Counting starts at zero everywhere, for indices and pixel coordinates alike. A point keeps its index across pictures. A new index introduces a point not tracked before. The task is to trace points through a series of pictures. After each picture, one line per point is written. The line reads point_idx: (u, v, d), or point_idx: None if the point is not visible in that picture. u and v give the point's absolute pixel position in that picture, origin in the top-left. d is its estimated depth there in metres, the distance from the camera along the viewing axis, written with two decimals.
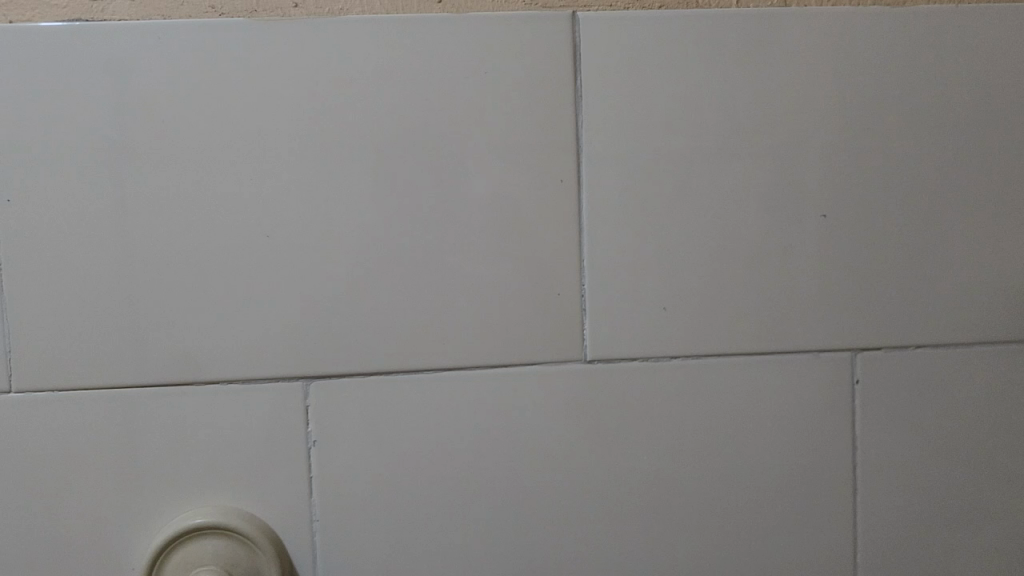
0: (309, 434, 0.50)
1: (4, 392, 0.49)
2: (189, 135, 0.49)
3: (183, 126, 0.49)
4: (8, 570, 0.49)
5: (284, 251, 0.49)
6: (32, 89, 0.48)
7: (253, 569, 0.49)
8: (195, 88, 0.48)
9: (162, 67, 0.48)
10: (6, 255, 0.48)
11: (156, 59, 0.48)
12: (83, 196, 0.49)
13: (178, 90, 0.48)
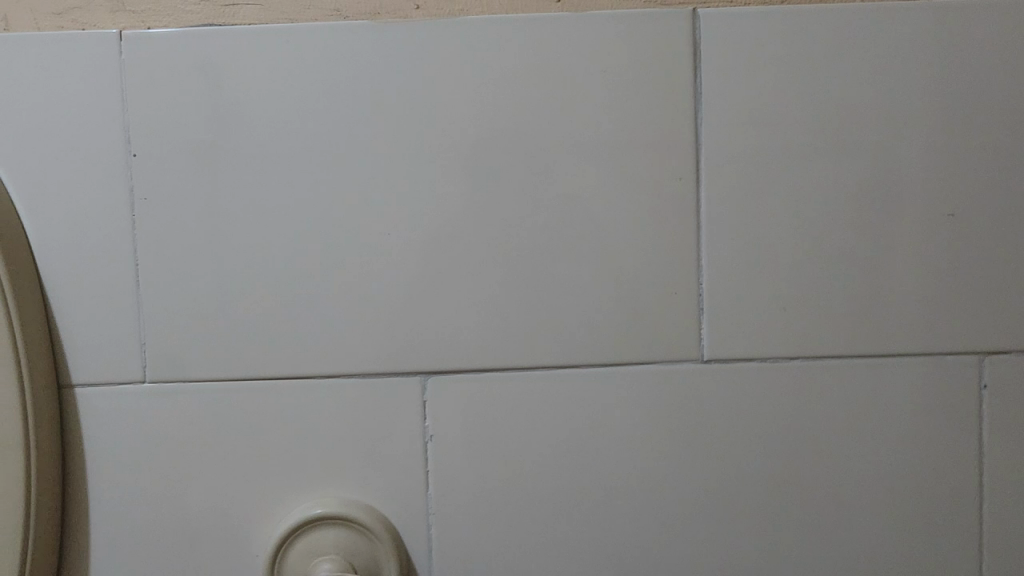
0: (427, 428, 0.51)
1: (138, 383, 0.50)
2: (313, 138, 0.50)
3: (308, 129, 0.50)
4: (141, 552, 0.51)
5: (401, 248, 0.50)
6: (164, 91, 0.49)
7: (371, 559, 0.50)
8: (320, 92, 0.49)
9: (289, 71, 0.49)
10: (139, 251, 0.50)
11: (283, 62, 0.49)
12: (209, 197, 0.50)
13: (304, 93, 0.49)
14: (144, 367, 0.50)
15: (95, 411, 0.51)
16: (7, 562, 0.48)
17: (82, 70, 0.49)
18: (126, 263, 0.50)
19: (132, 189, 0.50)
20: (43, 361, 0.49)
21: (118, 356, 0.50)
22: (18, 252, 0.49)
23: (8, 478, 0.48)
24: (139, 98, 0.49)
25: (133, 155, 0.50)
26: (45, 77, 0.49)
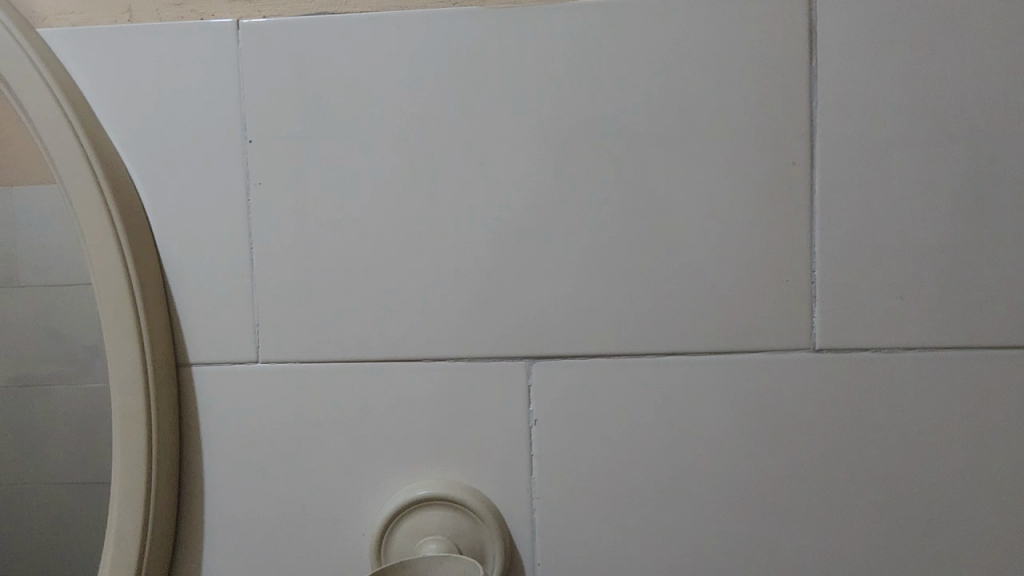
0: (531, 413, 0.51)
1: (252, 363, 0.52)
2: (421, 123, 0.50)
3: (416, 115, 0.50)
4: (252, 526, 0.52)
5: (508, 232, 0.50)
6: (279, 80, 0.51)
7: (476, 540, 0.51)
8: (428, 78, 0.50)
9: (400, 58, 0.50)
10: (254, 235, 0.51)
11: (393, 49, 0.50)
12: (321, 182, 0.51)
13: (412, 80, 0.50)
14: (257, 347, 0.52)
15: (210, 391, 0.52)
16: (130, 535, 0.50)
17: (203, 60, 0.51)
18: (241, 247, 0.52)
19: (247, 175, 0.51)
20: (164, 340, 0.51)
21: (232, 337, 0.52)
22: (141, 235, 0.51)
23: (131, 453, 0.49)
24: (255, 86, 0.51)
25: (249, 141, 0.51)
26: (167, 67, 0.51)
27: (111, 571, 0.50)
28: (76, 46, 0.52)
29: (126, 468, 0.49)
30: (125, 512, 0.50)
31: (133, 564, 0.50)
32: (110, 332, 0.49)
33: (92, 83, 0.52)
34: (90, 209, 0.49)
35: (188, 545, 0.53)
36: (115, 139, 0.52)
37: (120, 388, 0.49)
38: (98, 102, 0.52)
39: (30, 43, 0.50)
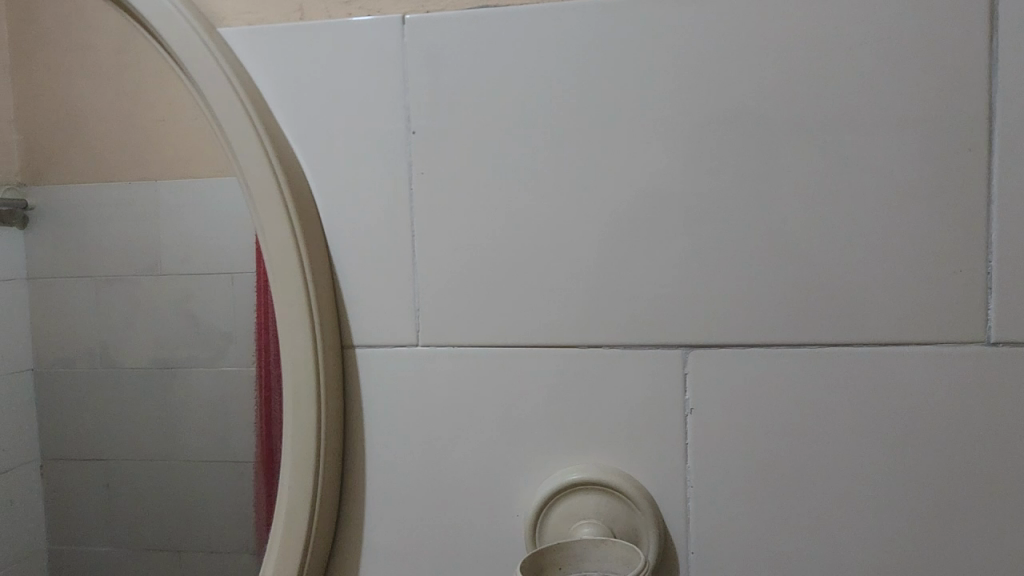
0: (687, 401, 0.51)
1: (413, 347, 0.54)
2: (580, 113, 0.51)
3: (576, 104, 0.51)
4: (411, 504, 0.55)
5: (666, 221, 0.51)
6: (443, 72, 0.52)
7: (631, 526, 0.51)
8: (587, 67, 0.51)
9: (559, 48, 0.51)
10: (414, 221, 0.53)
11: (553, 38, 0.51)
12: (480, 171, 0.52)
13: (571, 69, 0.51)
14: (417, 332, 0.54)
15: (372, 372, 0.55)
16: (299, 510, 0.52)
17: (370, 54, 0.53)
18: (404, 233, 0.53)
19: (411, 164, 0.53)
20: (331, 322, 0.54)
21: (394, 321, 0.54)
22: (310, 221, 0.53)
23: (301, 428, 0.52)
24: (419, 79, 0.52)
25: (413, 133, 0.53)
26: (336, 62, 0.53)
27: (282, 539, 0.53)
28: (252, 44, 0.55)
29: (297, 442, 0.52)
30: (295, 488, 0.52)
31: (303, 534, 0.52)
32: (283, 313, 0.52)
33: (268, 79, 0.55)
34: (266, 199, 0.52)
35: (351, 517, 0.56)
36: (287, 132, 0.55)
37: (293, 368, 0.52)
38: (273, 97, 0.55)
39: (212, 40, 0.53)
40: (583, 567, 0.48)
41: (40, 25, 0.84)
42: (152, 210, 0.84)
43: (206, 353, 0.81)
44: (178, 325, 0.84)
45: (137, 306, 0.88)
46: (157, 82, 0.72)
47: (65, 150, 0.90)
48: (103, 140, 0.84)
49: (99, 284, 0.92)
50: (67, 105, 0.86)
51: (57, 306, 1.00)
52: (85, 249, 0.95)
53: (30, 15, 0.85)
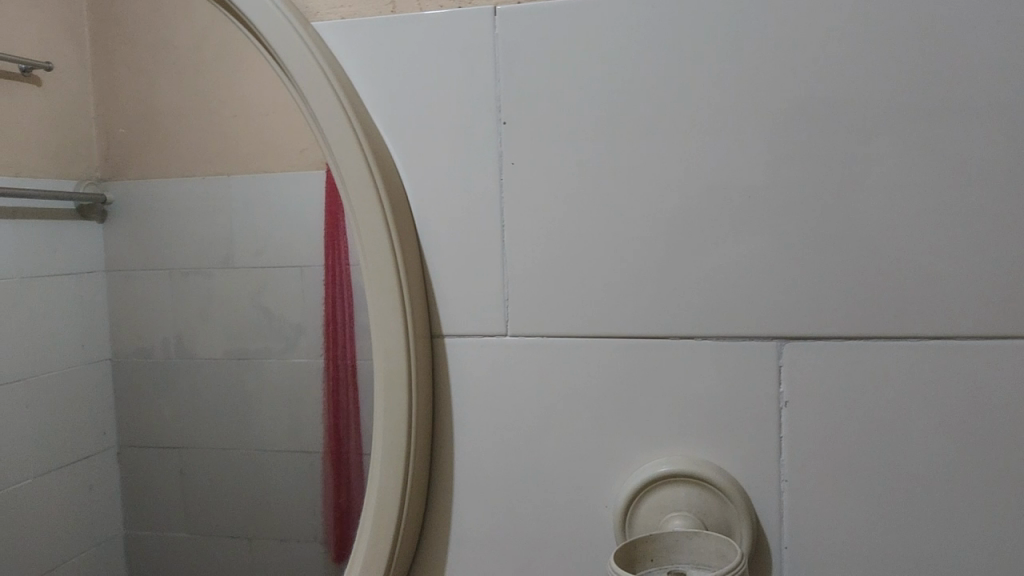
0: (781, 394, 0.50)
1: (502, 336, 0.54)
2: (673, 101, 0.51)
3: (669, 93, 0.51)
4: (499, 493, 0.55)
5: (760, 212, 0.50)
6: (535, 62, 0.52)
7: (723, 520, 0.51)
8: (681, 56, 0.50)
9: (651, 35, 0.51)
10: (504, 211, 0.54)
11: (646, 27, 0.51)
12: (570, 160, 0.52)
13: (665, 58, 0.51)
14: (506, 322, 0.54)
15: (461, 362, 0.55)
16: (390, 495, 0.53)
17: (461, 45, 0.53)
18: (493, 223, 0.54)
19: (501, 154, 0.53)
20: (421, 311, 0.54)
21: (483, 310, 0.54)
22: (402, 211, 0.54)
23: (393, 415, 0.53)
24: (511, 69, 0.53)
25: (503, 123, 0.53)
26: (428, 54, 0.54)
27: (373, 524, 0.53)
28: (346, 37, 0.56)
29: (389, 429, 0.53)
30: (386, 473, 0.53)
31: (393, 520, 0.53)
32: (376, 302, 0.53)
33: (362, 71, 0.56)
34: (360, 188, 0.53)
35: (439, 505, 0.56)
36: (379, 123, 0.55)
37: (386, 354, 0.53)
38: (367, 89, 0.55)
39: (307, 33, 0.54)
40: (675, 559, 0.48)
41: (117, 19, 0.85)
42: (207, 200, 0.82)
43: (265, 345, 0.79)
44: (236, 317, 0.82)
45: (189, 299, 0.86)
46: (241, 75, 0.73)
47: (125, 142, 0.89)
48: (168, 135, 0.84)
49: (148, 275, 0.90)
50: (134, 99, 0.87)
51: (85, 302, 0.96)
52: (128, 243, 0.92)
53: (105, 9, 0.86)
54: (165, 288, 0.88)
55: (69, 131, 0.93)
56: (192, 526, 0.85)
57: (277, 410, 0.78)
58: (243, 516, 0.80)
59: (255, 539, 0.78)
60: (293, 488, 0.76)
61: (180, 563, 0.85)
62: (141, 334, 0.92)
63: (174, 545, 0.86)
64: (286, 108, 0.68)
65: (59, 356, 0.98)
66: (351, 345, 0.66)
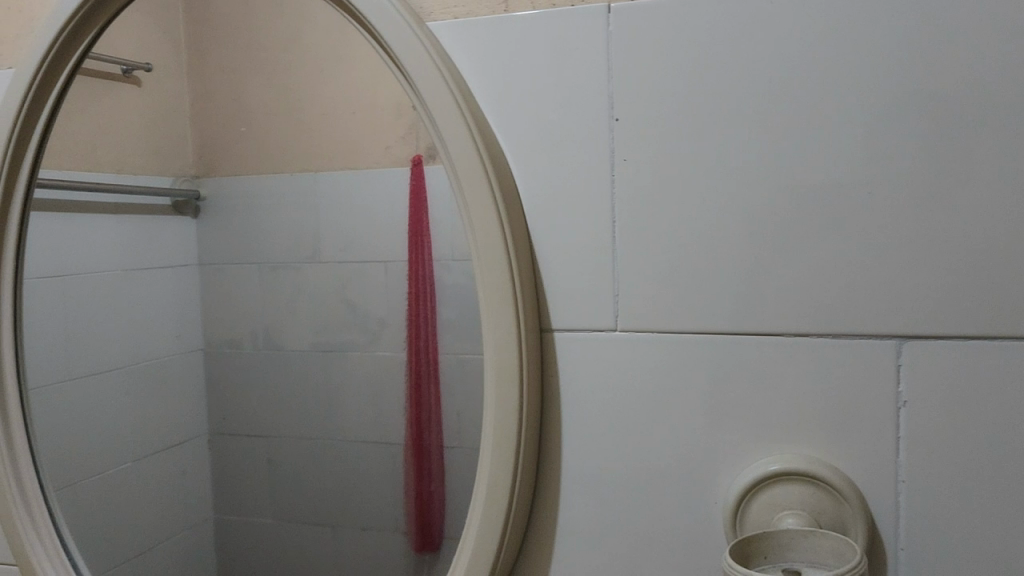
0: (899, 393, 0.50)
1: (611, 331, 0.55)
2: (796, 96, 0.50)
3: (791, 87, 0.50)
4: (608, 487, 0.55)
5: (882, 209, 0.49)
6: (651, 58, 0.53)
7: (839, 520, 0.50)
8: (808, 49, 0.50)
9: (776, 28, 0.50)
10: (615, 207, 0.54)
11: (771, 21, 0.50)
12: (684, 157, 0.52)
13: (792, 52, 0.50)
14: (616, 317, 0.54)
15: (571, 356, 0.56)
16: (501, 485, 0.54)
17: (575, 42, 0.54)
18: (603, 219, 0.54)
19: (614, 150, 0.54)
20: (532, 305, 0.55)
21: (592, 305, 0.55)
22: (514, 207, 0.55)
23: (504, 407, 0.54)
24: (625, 65, 0.53)
25: (616, 119, 0.54)
26: (541, 52, 0.55)
27: (484, 513, 0.55)
28: (462, 36, 0.57)
29: (499, 420, 0.54)
30: (497, 464, 0.54)
31: (504, 510, 0.54)
32: (489, 295, 0.54)
33: (476, 70, 0.57)
34: (474, 184, 0.54)
35: (547, 497, 0.57)
36: (492, 121, 0.57)
37: (497, 346, 0.54)
38: (481, 88, 0.57)
39: (424, 34, 0.55)
40: (790, 556, 0.48)
41: (207, 14, 0.77)
42: (283, 193, 0.78)
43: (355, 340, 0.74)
44: (324, 312, 0.77)
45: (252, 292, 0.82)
46: (327, 69, 0.70)
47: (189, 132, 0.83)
48: (257, 130, 0.79)
49: (221, 270, 0.84)
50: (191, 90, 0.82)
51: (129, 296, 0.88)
52: (217, 236, 0.84)
53: (200, 5, 0.77)
54: (253, 283, 0.82)
55: (164, 128, 0.85)
56: (277, 511, 0.79)
57: (355, 400, 0.74)
58: (333, 505, 0.75)
59: (343, 525, 0.74)
60: (384, 477, 0.72)
61: (263, 553, 0.79)
62: (230, 329, 0.84)
63: (254, 532, 0.80)
64: (379, 105, 0.66)
65: (147, 349, 0.88)
66: (433, 340, 0.66)
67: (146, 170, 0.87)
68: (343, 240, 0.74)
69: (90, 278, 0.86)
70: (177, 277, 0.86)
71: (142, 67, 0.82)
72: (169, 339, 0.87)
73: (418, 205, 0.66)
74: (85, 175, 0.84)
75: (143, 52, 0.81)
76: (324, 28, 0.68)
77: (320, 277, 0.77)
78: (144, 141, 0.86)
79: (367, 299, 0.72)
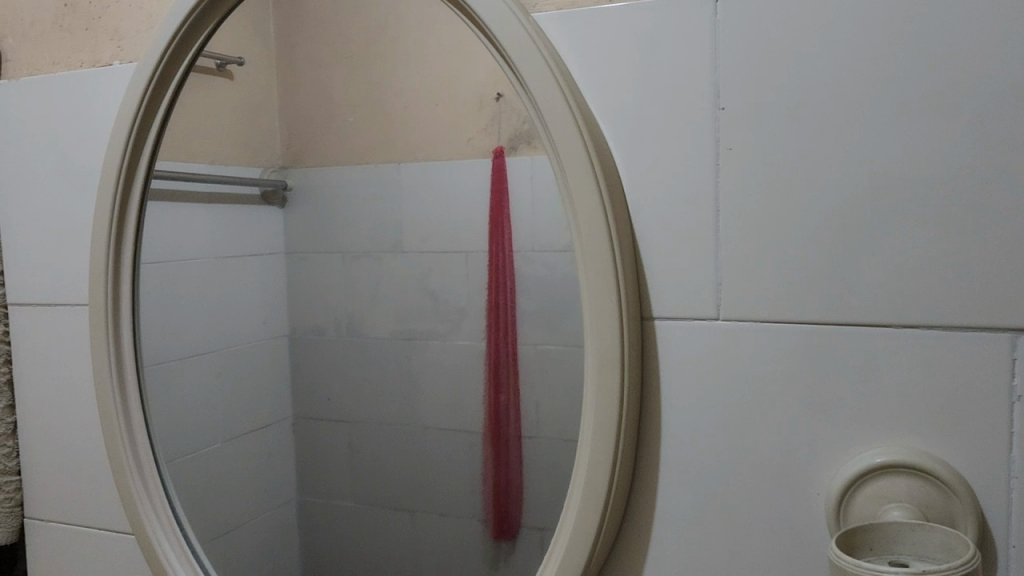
0: (1014, 387, 0.48)
1: (713, 320, 0.55)
2: (920, 86, 0.49)
3: (915, 77, 0.49)
4: (707, 474, 0.56)
5: (998, 199, 0.48)
6: (760, 47, 0.52)
7: (948, 515, 0.50)
8: (935, 37, 0.49)
9: (902, 17, 0.49)
10: (719, 196, 0.54)
11: (896, 8, 0.49)
12: (791, 147, 0.52)
13: (911, 38, 0.49)
14: (718, 306, 0.55)
15: (671, 344, 0.56)
16: (600, 469, 0.55)
17: (682, 32, 0.54)
18: (707, 208, 0.54)
19: (719, 140, 0.54)
20: (634, 293, 0.56)
21: (694, 293, 0.55)
22: (617, 195, 0.56)
23: (606, 393, 0.54)
24: (733, 55, 0.53)
25: (722, 109, 0.54)
26: (647, 43, 0.55)
27: (583, 496, 0.56)
28: (565, 28, 0.58)
29: (600, 405, 0.55)
30: (597, 449, 0.55)
31: (603, 494, 0.55)
32: (590, 282, 0.55)
33: (578, 62, 0.58)
34: (578, 172, 0.54)
35: (645, 483, 0.58)
36: (595, 112, 0.57)
37: (599, 333, 0.55)
38: (584, 77, 0.58)
39: (530, 26, 0.57)
40: (898, 550, 0.47)
41: (298, 9, 0.75)
42: (362, 184, 0.76)
43: (436, 331, 0.72)
44: (406, 302, 0.74)
45: (317, 282, 0.80)
46: (416, 57, 0.70)
47: (254, 122, 0.80)
48: (338, 123, 0.76)
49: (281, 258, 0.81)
50: (264, 80, 0.79)
51: (184, 287, 0.83)
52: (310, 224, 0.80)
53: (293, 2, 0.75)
54: (339, 271, 0.78)
55: (246, 119, 0.80)
56: (362, 495, 0.76)
57: (444, 387, 0.72)
58: (424, 493, 0.73)
59: (422, 511, 0.72)
60: (468, 465, 0.70)
61: (352, 540, 0.76)
62: (315, 317, 0.80)
63: (332, 515, 0.78)
64: (461, 95, 0.67)
65: (232, 338, 0.83)
66: (512, 330, 0.66)
67: (236, 162, 0.82)
68: (421, 230, 0.72)
69: (186, 265, 0.83)
70: (245, 265, 0.83)
71: (235, 62, 0.78)
72: (251, 326, 0.82)
73: (498, 193, 0.66)
74: (179, 166, 0.81)
75: (238, 44, 0.77)
76: (419, 16, 0.68)
77: (411, 265, 0.74)
78: (230, 136, 0.81)
79: (444, 288, 0.71)
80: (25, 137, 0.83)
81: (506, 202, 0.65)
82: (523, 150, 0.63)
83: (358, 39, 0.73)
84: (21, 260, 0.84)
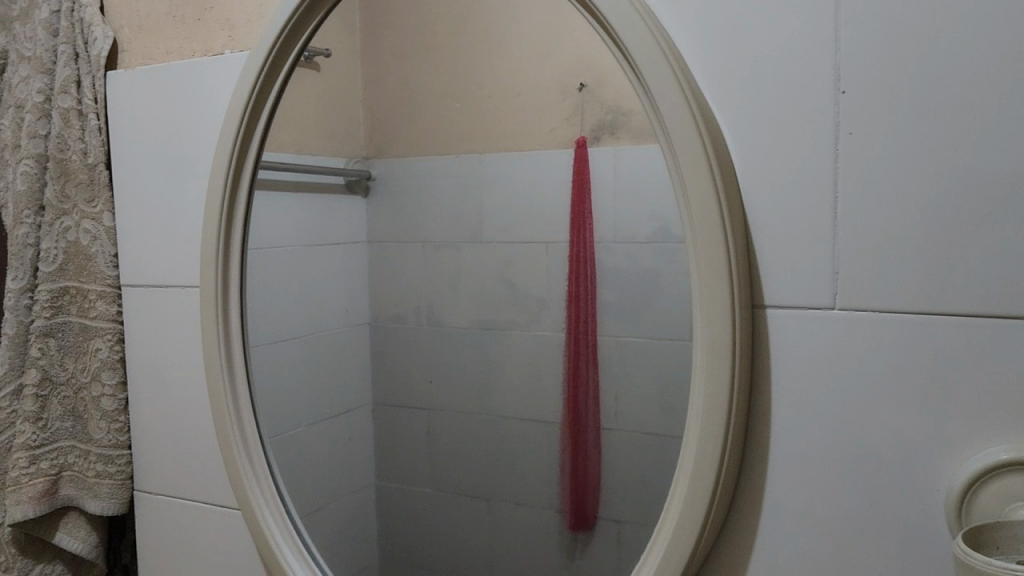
0: None
1: (830, 309, 0.54)
2: None
3: None
4: (819, 465, 0.55)
5: None
6: (884, 29, 0.51)
7: None
8: None
9: None
10: (838, 181, 0.53)
11: None
12: (916, 131, 0.51)
13: None
14: (835, 294, 0.54)
15: (782, 332, 0.55)
16: (710, 457, 0.54)
17: (803, 15, 0.53)
18: (825, 194, 0.53)
19: (839, 124, 0.53)
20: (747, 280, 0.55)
21: (809, 281, 0.54)
22: (731, 181, 0.55)
23: (715, 380, 0.54)
24: (855, 37, 0.52)
25: (842, 92, 0.53)
26: (764, 27, 0.54)
27: (691, 483, 0.55)
28: (677, 14, 0.58)
29: (711, 391, 0.54)
30: (706, 437, 0.54)
31: (711, 482, 0.54)
32: (702, 268, 0.54)
33: (691, 47, 0.57)
34: (691, 157, 0.54)
35: (754, 473, 0.57)
36: (708, 96, 0.57)
37: (710, 319, 0.54)
38: (698, 62, 0.57)
39: (647, 13, 0.57)
40: None
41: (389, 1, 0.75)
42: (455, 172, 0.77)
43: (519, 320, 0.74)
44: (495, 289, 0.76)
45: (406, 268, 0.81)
46: (512, 44, 0.70)
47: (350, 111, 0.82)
48: (439, 110, 0.77)
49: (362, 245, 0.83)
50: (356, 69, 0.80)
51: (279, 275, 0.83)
52: (408, 210, 0.81)
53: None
54: (419, 261, 0.81)
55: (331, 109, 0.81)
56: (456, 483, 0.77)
57: (535, 377, 0.73)
58: (515, 483, 0.73)
59: (503, 499, 0.73)
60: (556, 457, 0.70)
61: (441, 524, 0.77)
62: (407, 301, 0.82)
63: (423, 499, 0.78)
64: (554, 83, 0.67)
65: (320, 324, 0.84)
66: (591, 321, 0.66)
67: (325, 152, 0.82)
68: (506, 217, 0.73)
69: (278, 252, 0.83)
70: (326, 253, 0.83)
71: (322, 53, 0.77)
72: (346, 309, 0.84)
73: (578, 183, 0.66)
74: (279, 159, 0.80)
75: (328, 36, 0.76)
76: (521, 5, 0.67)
77: (503, 252, 0.74)
78: (320, 127, 0.81)
79: (530, 277, 0.72)
80: (140, 126, 0.86)
81: (585, 194, 0.65)
82: (605, 140, 0.63)
83: (455, 29, 0.73)
84: (136, 244, 0.88)
